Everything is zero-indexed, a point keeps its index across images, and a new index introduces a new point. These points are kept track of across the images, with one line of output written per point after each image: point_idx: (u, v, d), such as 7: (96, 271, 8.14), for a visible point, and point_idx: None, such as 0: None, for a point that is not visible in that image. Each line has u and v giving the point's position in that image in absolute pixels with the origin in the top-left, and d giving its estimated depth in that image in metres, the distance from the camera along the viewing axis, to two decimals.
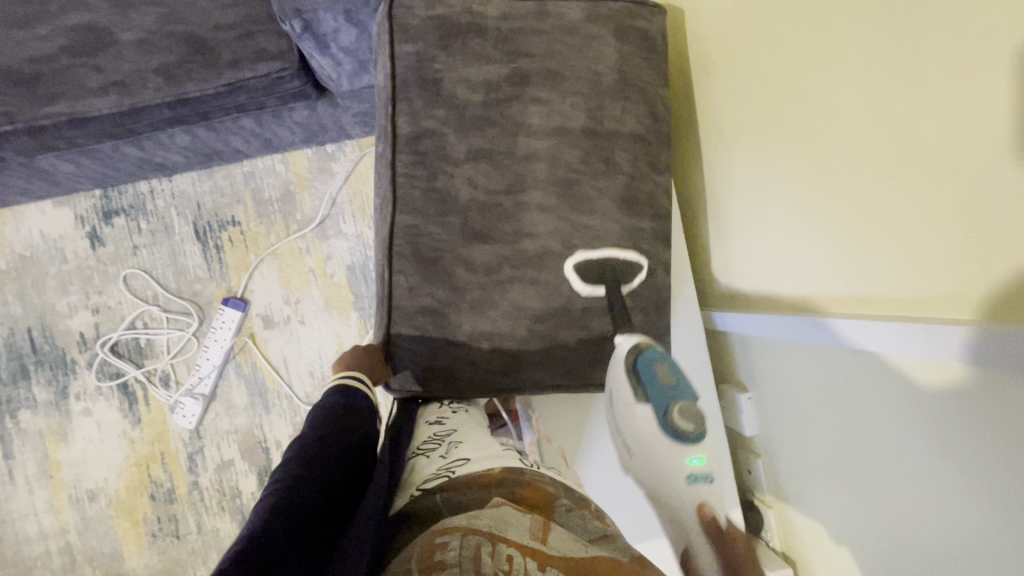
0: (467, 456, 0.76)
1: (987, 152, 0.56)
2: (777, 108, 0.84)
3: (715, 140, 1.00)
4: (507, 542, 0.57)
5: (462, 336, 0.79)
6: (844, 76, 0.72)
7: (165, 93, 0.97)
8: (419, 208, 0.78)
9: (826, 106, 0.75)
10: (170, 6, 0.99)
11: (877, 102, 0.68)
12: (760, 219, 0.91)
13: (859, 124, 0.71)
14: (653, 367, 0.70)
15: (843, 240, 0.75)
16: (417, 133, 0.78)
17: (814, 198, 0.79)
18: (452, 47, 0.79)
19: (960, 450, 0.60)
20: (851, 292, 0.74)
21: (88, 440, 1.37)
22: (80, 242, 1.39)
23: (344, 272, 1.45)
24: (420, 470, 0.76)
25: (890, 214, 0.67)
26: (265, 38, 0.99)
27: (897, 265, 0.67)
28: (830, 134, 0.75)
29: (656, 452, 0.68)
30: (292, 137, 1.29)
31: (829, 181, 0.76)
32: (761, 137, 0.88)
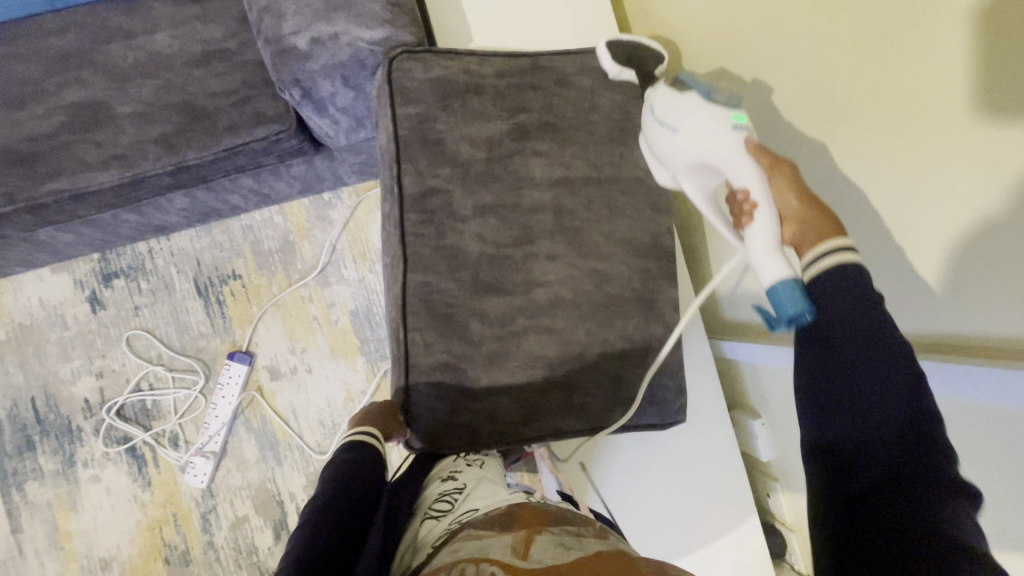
0: (475, 507, 0.74)
1: (955, 108, 0.63)
2: (765, 78, 0.89)
3: None
4: (489, 561, 0.57)
5: (480, 391, 0.79)
6: (813, 65, 0.79)
7: (165, 162, 0.97)
8: (431, 266, 0.78)
9: (802, 96, 0.83)
10: (167, 77, 1.00)
11: (848, 85, 0.75)
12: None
13: (836, 107, 0.78)
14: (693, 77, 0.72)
15: (847, 198, 0.80)
16: (423, 192, 0.79)
17: (811, 161, 0.84)
18: (453, 107, 0.81)
19: None
20: (864, 247, 0.79)
21: (98, 507, 1.35)
22: (80, 307, 1.38)
23: (348, 317, 1.45)
24: (430, 531, 0.74)
25: (888, 185, 0.73)
26: (263, 102, 1.00)
27: (903, 224, 0.73)
28: (817, 98, 0.80)
29: (704, 119, 0.66)
30: (290, 190, 1.30)
31: (822, 143, 0.81)
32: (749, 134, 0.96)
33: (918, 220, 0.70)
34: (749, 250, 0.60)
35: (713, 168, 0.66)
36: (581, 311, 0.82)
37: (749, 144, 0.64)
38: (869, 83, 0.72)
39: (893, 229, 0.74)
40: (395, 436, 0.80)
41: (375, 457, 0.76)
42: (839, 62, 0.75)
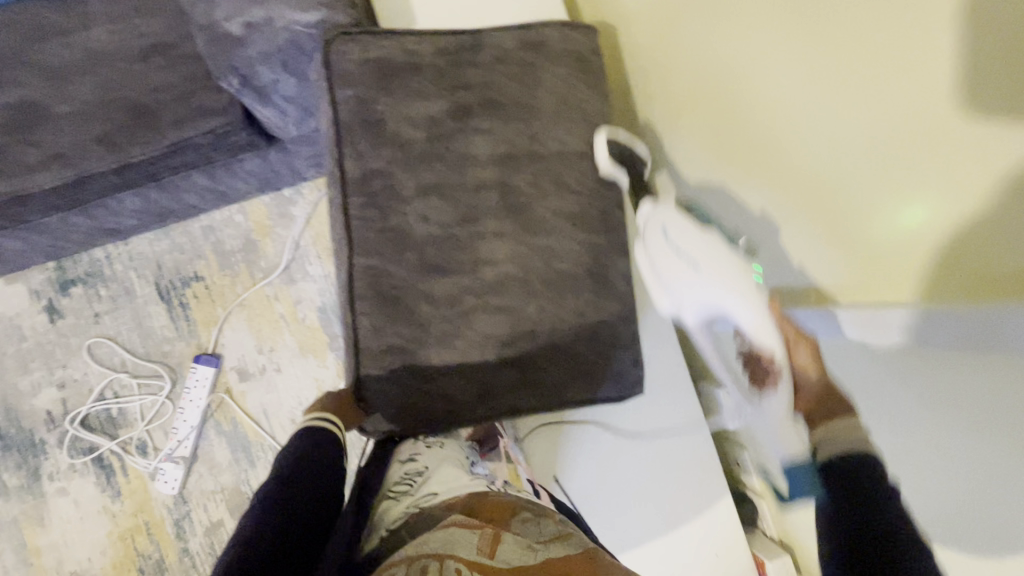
0: (436, 490, 0.78)
1: (929, 86, 0.52)
2: (730, 32, 0.76)
3: (660, 106, 0.99)
4: (455, 559, 0.60)
5: (432, 371, 0.78)
6: (780, 20, 0.67)
7: (108, 161, 0.95)
8: (376, 248, 0.78)
9: (763, 58, 0.72)
10: (107, 74, 0.98)
11: (815, 45, 0.63)
12: (719, 168, 0.86)
13: (798, 72, 0.67)
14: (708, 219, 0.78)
15: (798, 176, 0.70)
16: (365, 175, 0.78)
17: (766, 133, 0.74)
18: (392, 88, 0.80)
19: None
20: (806, 235, 0.71)
21: (67, 521, 1.32)
22: (37, 317, 1.35)
23: (315, 313, 1.44)
24: (391, 510, 0.77)
25: (841, 167, 0.63)
26: (207, 96, 0.99)
27: (848, 214, 0.64)
28: (780, 56, 0.69)
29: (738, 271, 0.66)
30: (247, 187, 1.28)
31: (780, 114, 0.71)
32: (702, 100, 0.86)
33: (866, 212, 0.61)
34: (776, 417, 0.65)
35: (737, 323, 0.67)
36: (531, 288, 0.81)
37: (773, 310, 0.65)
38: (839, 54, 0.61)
39: (836, 217, 0.65)
40: (353, 426, 0.78)
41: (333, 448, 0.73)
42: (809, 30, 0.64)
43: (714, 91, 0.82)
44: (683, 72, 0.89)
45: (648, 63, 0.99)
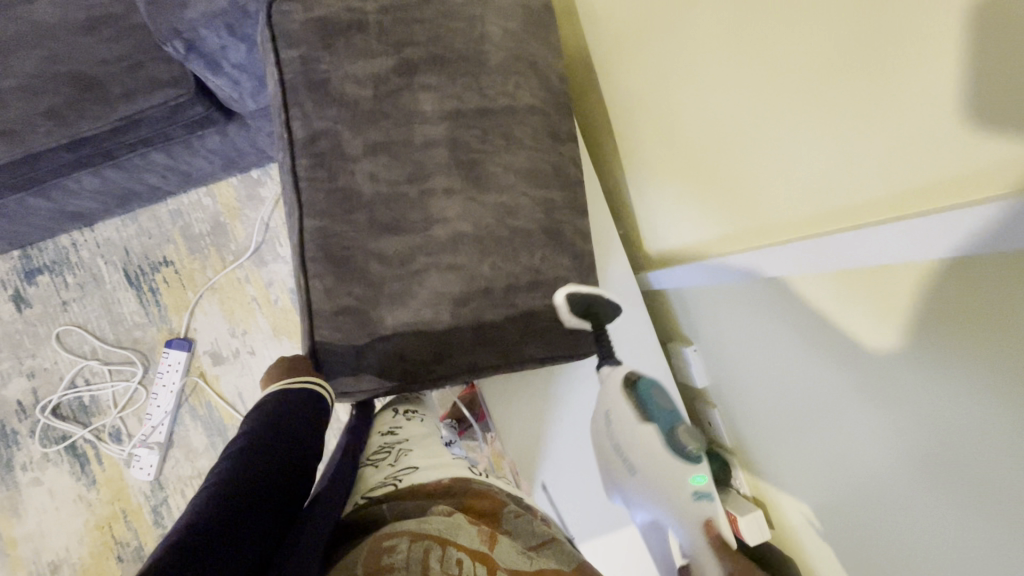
0: (414, 464, 0.84)
1: (876, 113, 0.59)
2: (707, 38, 0.81)
3: (621, 82, 1.04)
4: (456, 547, 0.64)
5: (386, 331, 0.77)
6: (755, 40, 0.72)
7: (58, 136, 0.94)
8: (324, 209, 0.77)
9: (736, 68, 0.77)
10: (52, 48, 0.96)
11: (785, 60, 0.69)
12: (689, 159, 0.92)
13: (766, 85, 0.73)
14: (653, 394, 0.69)
15: (757, 175, 0.79)
16: (312, 136, 0.77)
17: (733, 133, 0.81)
18: (336, 46, 0.79)
19: (926, 410, 0.59)
20: (754, 228, 0.82)
21: (43, 510, 1.31)
22: (5, 307, 1.34)
23: (288, 295, 1.43)
24: (369, 479, 0.84)
25: (793, 174, 0.72)
26: (155, 67, 0.97)
27: (790, 212, 0.74)
28: (752, 68, 0.74)
29: (666, 470, 0.67)
30: (210, 167, 1.26)
31: (748, 124, 0.78)
32: (670, 92, 0.92)
33: (805, 214, 0.72)
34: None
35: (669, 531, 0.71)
36: (484, 245, 0.80)
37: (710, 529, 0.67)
38: (821, 82, 0.65)
39: (780, 214, 0.76)
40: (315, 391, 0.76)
41: (316, 412, 0.70)
42: (802, 54, 0.66)
43: (688, 99, 0.88)
44: (650, 62, 0.95)
45: (612, 40, 1.03)
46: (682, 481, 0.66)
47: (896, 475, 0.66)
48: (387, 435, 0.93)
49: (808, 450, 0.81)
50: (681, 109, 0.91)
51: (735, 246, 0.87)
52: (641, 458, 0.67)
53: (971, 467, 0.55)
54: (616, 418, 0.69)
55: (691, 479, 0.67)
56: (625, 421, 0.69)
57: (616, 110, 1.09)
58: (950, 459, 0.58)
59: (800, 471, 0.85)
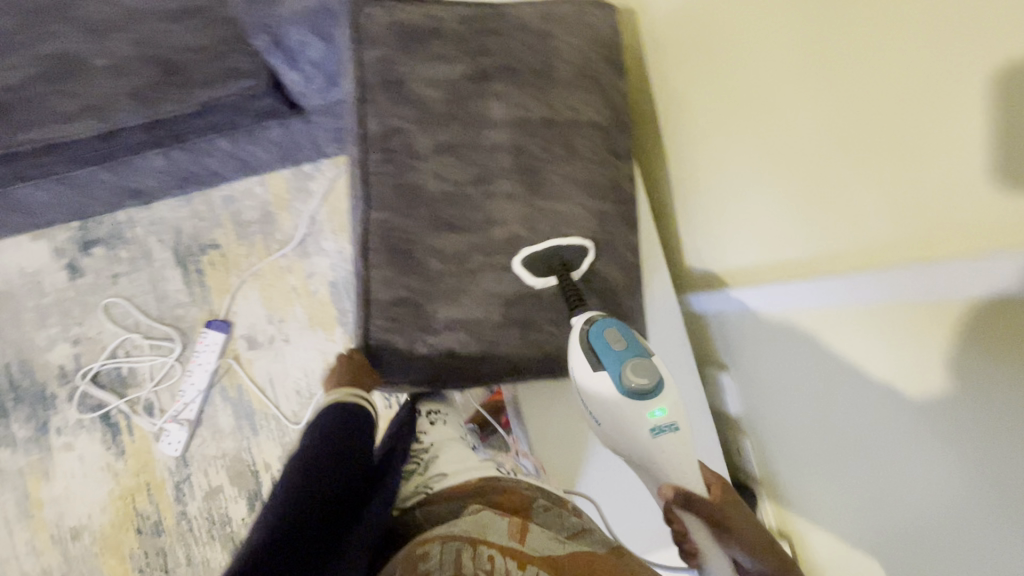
0: (444, 471, 0.88)
1: (936, 153, 0.60)
2: (763, 67, 0.82)
3: (675, 105, 1.06)
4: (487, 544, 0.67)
5: (438, 324, 0.80)
6: (812, 73, 0.74)
7: (140, 115, 0.99)
8: (389, 203, 0.80)
9: (790, 97, 0.79)
10: (143, 33, 1.02)
11: (844, 94, 0.70)
12: (739, 184, 0.93)
13: (821, 117, 0.74)
14: (603, 335, 0.74)
15: (805, 203, 0.79)
16: (385, 132, 0.81)
17: (784, 162, 0.82)
18: (415, 50, 0.83)
19: (967, 447, 0.59)
20: (798, 256, 0.83)
21: (71, 476, 1.34)
22: (58, 274, 1.38)
23: (327, 287, 1.46)
24: (402, 490, 0.88)
25: (842, 205, 0.73)
26: (237, 59, 1.02)
27: (837, 242, 0.75)
28: (807, 101, 0.76)
29: (622, 415, 0.72)
30: (269, 158, 1.31)
31: (799, 154, 0.79)
32: (722, 117, 0.94)
33: (852, 245, 0.73)
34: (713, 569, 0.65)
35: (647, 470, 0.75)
36: (538, 251, 0.83)
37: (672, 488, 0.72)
38: (885, 107, 0.65)
39: (826, 244, 0.77)
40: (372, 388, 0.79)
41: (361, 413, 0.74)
42: (866, 80, 0.67)
43: (739, 125, 0.90)
44: (704, 86, 0.97)
45: (666, 63, 1.06)
46: (637, 417, 0.71)
47: (941, 509, 0.64)
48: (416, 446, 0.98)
49: (847, 483, 0.79)
50: (731, 136, 0.92)
51: (781, 272, 0.86)
52: (601, 407, 0.74)
53: (1009, 508, 0.55)
54: (582, 380, 0.75)
55: (649, 415, 0.72)
56: (584, 378, 0.76)
57: (669, 136, 1.10)
58: (988, 499, 0.57)
59: (836, 505, 0.83)
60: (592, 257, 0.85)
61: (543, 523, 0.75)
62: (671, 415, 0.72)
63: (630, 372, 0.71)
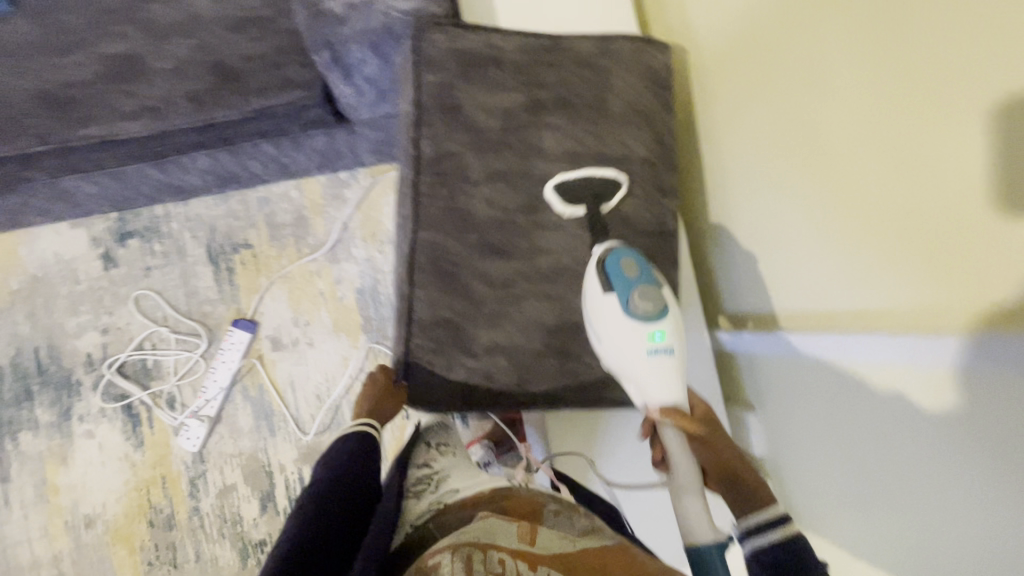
0: (455, 487, 0.86)
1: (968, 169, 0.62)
2: (794, 90, 0.85)
3: (707, 134, 1.09)
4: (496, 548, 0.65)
5: (478, 349, 0.81)
6: (843, 95, 0.77)
7: (194, 118, 1.01)
8: (439, 225, 0.82)
9: (822, 120, 0.81)
10: (204, 38, 1.04)
11: (875, 114, 0.72)
12: (770, 207, 0.94)
13: (853, 138, 0.76)
14: (619, 260, 0.74)
15: (836, 224, 0.80)
16: (439, 155, 0.83)
17: (815, 184, 0.84)
18: (473, 77, 0.85)
19: (988, 452, 0.61)
20: (828, 280, 0.83)
21: (89, 463, 1.35)
22: (93, 263, 1.40)
23: (354, 294, 1.48)
24: (414, 508, 0.85)
25: (873, 225, 0.74)
26: (292, 69, 1.04)
27: (869, 263, 0.76)
28: (838, 121, 0.78)
29: (622, 331, 0.71)
30: (308, 164, 1.32)
31: (831, 174, 0.81)
32: (752, 141, 0.96)
33: (884, 265, 0.73)
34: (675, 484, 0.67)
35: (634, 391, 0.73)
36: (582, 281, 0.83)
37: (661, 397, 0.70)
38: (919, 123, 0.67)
39: (858, 265, 0.78)
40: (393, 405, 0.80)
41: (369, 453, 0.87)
42: (897, 99, 0.69)
43: (771, 147, 0.92)
44: (737, 111, 0.99)
45: (701, 94, 1.09)
46: (638, 336, 0.70)
47: (974, 515, 0.64)
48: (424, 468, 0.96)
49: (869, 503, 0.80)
50: (762, 159, 0.94)
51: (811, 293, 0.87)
52: (604, 321, 0.73)
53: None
54: (591, 303, 0.75)
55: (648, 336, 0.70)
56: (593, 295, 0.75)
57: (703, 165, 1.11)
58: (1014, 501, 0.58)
59: (853, 527, 0.83)
60: (621, 192, 0.86)
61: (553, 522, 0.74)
62: (670, 341, 0.70)
63: (638, 297, 0.71)
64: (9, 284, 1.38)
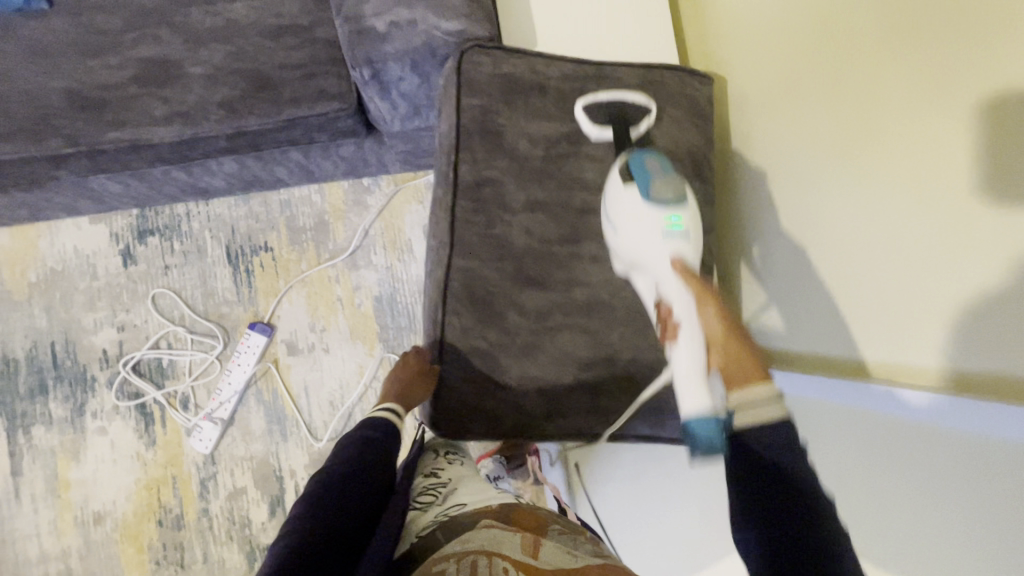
0: (463, 502, 0.88)
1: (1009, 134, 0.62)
2: (830, 86, 0.88)
3: (738, 150, 1.10)
4: (502, 556, 0.69)
5: (509, 380, 0.82)
6: (882, 82, 0.79)
7: (226, 125, 1.00)
8: (476, 252, 0.83)
9: (859, 111, 0.83)
10: (240, 44, 1.03)
11: (914, 99, 0.75)
12: (803, 211, 0.94)
13: (891, 125, 0.78)
14: (643, 156, 0.78)
15: (876, 217, 0.80)
16: (478, 182, 0.84)
17: (852, 176, 0.84)
18: (516, 103, 0.85)
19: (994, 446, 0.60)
20: (862, 278, 0.82)
21: (100, 460, 1.35)
22: (112, 259, 1.40)
23: (371, 301, 1.47)
24: (421, 519, 0.85)
25: (916, 208, 0.74)
26: (326, 79, 1.03)
27: (909, 252, 0.75)
28: (876, 110, 0.80)
29: (641, 214, 0.74)
30: (334, 170, 1.30)
31: (870, 164, 0.81)
32: (788, 142, 0.97)
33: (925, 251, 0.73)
34: (678, 371, 0.68)
35: (649, 275, 0.75)
36: (619, 316, 0.83)
37: (677, 266, 0.72)
38: (927, 123, 0.73)
39: (893, 254, 0.77)
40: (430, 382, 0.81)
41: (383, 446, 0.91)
42: (912, 101, 0.75)
43: (808, 148, 0.93)
44: (771, 118, 1.01)
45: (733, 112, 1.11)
46: (658, 217, 0.73)
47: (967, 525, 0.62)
48: (430, 479, 0.97)
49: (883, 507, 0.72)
50: (797, 162, 0.95)
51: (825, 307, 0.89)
52: (623, 207, 0.76)
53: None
54: (610, 197, 0.79)
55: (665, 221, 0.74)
56: (613, 189, 0.79)
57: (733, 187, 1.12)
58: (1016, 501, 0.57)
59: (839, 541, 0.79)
60: (651, 117, 0.85)
61: (557, 540, 0.77)
62: (686, 226, 0.74)
63: (658, 183, 0.74)
64: (28, 276, 1.37)
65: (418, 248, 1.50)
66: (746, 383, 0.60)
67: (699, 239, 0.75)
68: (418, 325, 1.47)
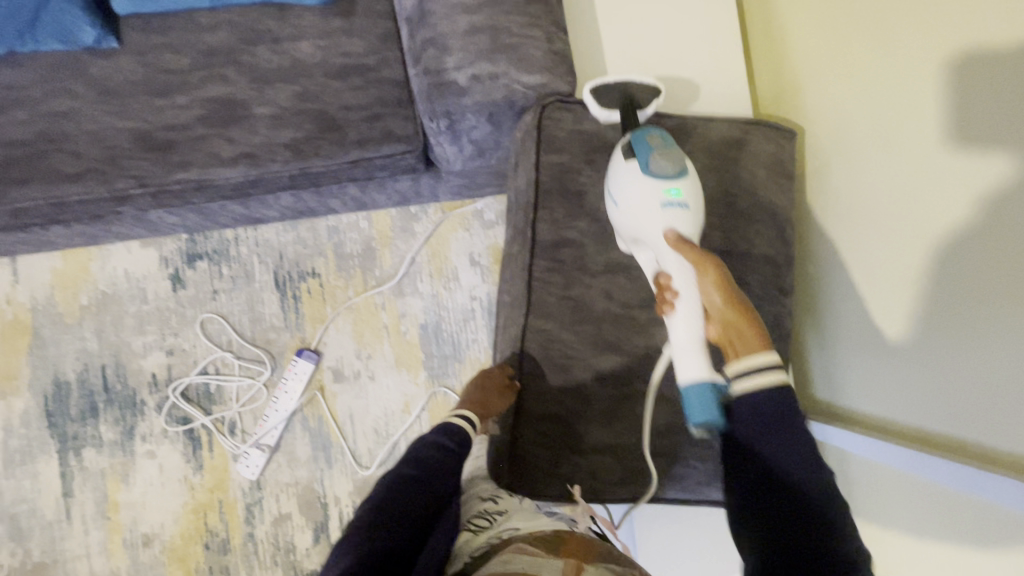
0: (517, 526, 0.74)
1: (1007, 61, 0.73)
2: (848, 81, 1.00)
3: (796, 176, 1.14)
4: None
5: (586, 446, 0.82)
6: (891, 64, 0.91)
7: (292, 166, 0.98)
8: (554, 314, 0.83)
9: (881, 95, 0.93)
10: (305, 85, 1.01)
11: (921, 70, 0.86)
12: (850, 205, 1.00)
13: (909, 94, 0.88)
14: (645, 134, 0.78)
15: (911, 181, 0.88)
16: (557, 243, 0.84)
17: (887, 152, 0.92)
18: (597, 163, 0.86)
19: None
20: (906, 249, 0.89)
21: (148, 483, 1.36)
22: (162, 284, 1.41)
23: (417, 329, 1.46)
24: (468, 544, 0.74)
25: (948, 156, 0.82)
26: (393, 121, 1.01)
27: (945, 202, 0.82)
28: (893, 88, 0.91)
29: (640, 189, 0.76)
30: (386, 202, 1.28)
31: (900, 135, 0.90)
32: (828, 148, 1.05)
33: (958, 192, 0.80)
34: (675, 340, 0.73)
35: (645, 244, 0.78)
36: None
37: (671, 238, 0.74)
38: (936, 84, 0.84)
39: (934, 209, 0.84)
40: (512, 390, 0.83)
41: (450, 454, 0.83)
42: (917, 70, 0.87)
43: (844, 143, 1.01)
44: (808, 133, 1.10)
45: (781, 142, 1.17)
46: (657, 188, 0.75)
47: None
48: (487, 501, 0.81)
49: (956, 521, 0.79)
50: (840, 161, 1.02)
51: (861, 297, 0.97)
52: (623, 178, 0.78)
53: None
54: (612, 172, 0.80)
55: (664, 191, 0.75)
56: (614, 166, 0.80)
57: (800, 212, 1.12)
58: None
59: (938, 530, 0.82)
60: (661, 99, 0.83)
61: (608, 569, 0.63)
62: (685, 197, 0.75)
63: (658, 157, 0.75)
64: (80, 299, 1.38)
65: (465, 277, 1.48)
66: (747, 353, 0.68)
67: (698, 210, 0.77)
68: (462, 355, 1.46)
